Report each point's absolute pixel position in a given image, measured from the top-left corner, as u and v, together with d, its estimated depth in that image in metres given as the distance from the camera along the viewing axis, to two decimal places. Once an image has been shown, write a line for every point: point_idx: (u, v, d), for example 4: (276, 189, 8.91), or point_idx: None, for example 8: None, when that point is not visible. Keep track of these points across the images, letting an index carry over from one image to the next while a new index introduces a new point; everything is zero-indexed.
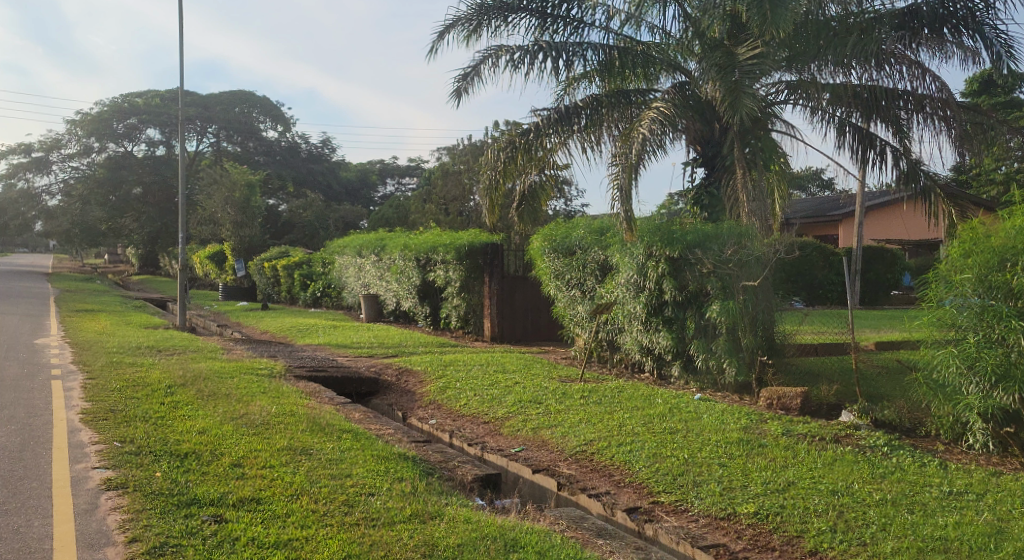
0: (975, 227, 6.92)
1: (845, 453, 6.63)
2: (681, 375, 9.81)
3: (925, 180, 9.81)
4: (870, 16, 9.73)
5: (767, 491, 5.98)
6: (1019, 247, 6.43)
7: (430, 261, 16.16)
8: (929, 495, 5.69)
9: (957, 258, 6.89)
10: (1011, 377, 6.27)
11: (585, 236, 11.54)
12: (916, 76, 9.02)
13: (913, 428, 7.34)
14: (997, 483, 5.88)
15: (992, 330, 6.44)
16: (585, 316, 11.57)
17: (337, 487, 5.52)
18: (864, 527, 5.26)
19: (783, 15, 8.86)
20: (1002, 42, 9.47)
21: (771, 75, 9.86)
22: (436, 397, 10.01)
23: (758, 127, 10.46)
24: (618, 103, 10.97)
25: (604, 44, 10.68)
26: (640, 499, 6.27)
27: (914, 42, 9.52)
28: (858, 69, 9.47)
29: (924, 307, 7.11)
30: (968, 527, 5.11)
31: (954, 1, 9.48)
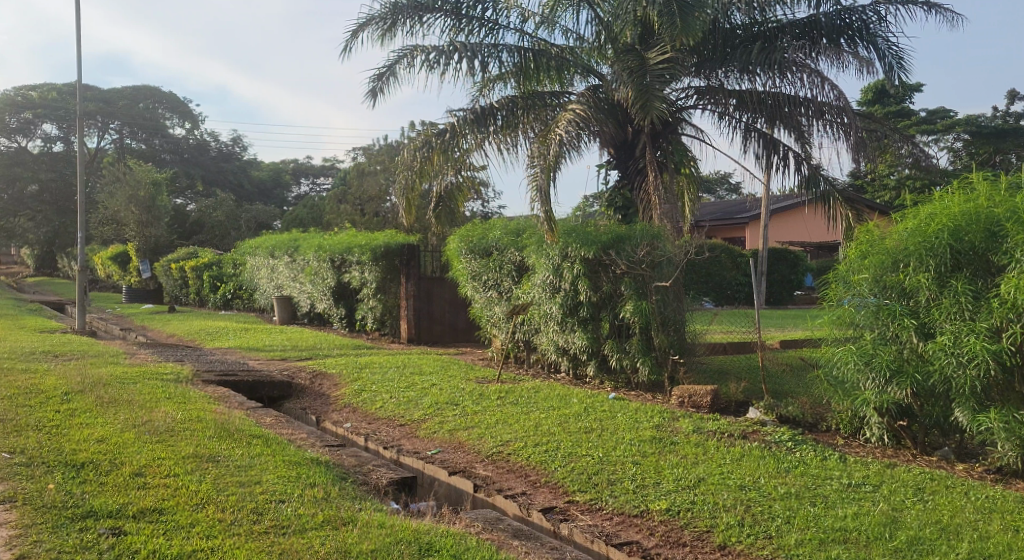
0: (871, 230, 7.21)
1: (752, 448, 6.84)
2: (596, 375, 9.96)
3: (824, 184, 10.24)
4: (773, 25, 10.14)
5: (679, 488, 6.11)
6: (910, 248, 6.59)
7: (344, 262, 15.93)
8: (830, 487, 5.92)
9: (855, 259, 7.17)
10: (903, 371, 6.54)
11: (501, 237, 11.59)
12: (815, 84, 9.34)
13: (815, 423, 7.64)
14: (892, 474, 6.16)
15: (887, 328, 6.69)
16: (501, 317, 11.61)
17: (245, 494, 5.38)
18: (770, 520, 5.43)
19: (692, 24, 9.14)
20: (895, 54, 9.87)
21: (680, 81, 10.13)
22: (351, 400, 9.87)
23: (670, 131, 10.76)
24: (534, 105, 11.02)
25: (520, 46, 10.71)
26: (555, 499, 6.32)
27: (813, 51, 9.48)
28: (762, 76, 9.76)
29: (825, 306, 7.41)
30: (866, 518, 5.34)
31: (850, 13, 9.93)
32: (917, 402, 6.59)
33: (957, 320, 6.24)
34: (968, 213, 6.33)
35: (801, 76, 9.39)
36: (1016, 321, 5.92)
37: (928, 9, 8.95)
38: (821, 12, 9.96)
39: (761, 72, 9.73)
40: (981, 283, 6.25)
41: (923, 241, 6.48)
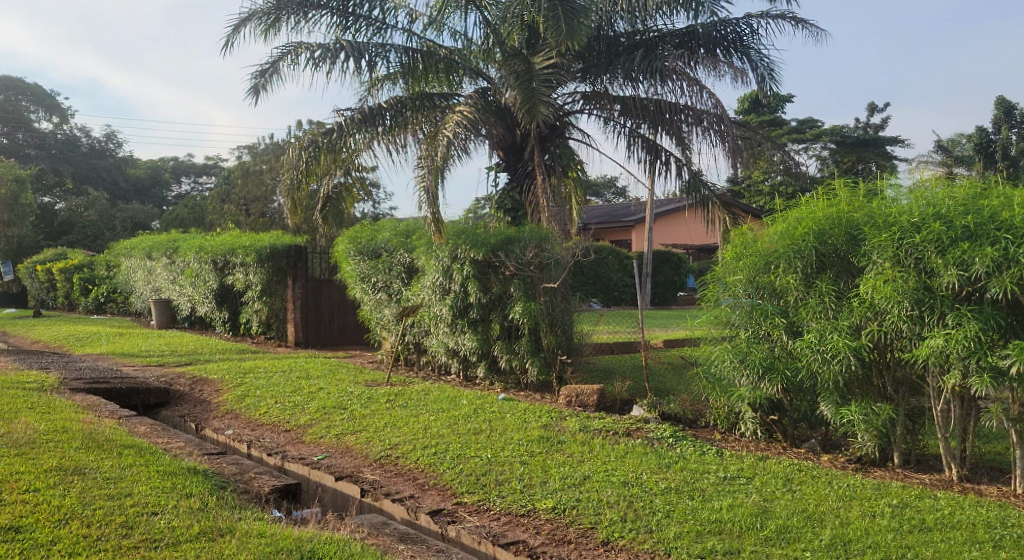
0: (745, 233, 7.54)
1: (635, 445, 7.03)
2: (486, 376, 10.01)
3: (705, 189, 10.63)
4: (655, 35, 10.47)
5: (565, 486, 6.22)
6: (780, 251, 6.87)
7: (227, 264, 15.42)
8: (708, 481, 6.16)
9: (731, 262, 7.48)
10: (775, 368, 6.87)
11: (390, 239, 11.49)
12: (694, 93, 9.69)
13: (695, 419, 7.92)
14: (764, 466, 6.46)
15: (760, 327, 7.01)
16: (391, 319, 11.50)
17: (114, 508, 5.12)
18: (650, 515, 5.59)
19: (575, 28, 9.30)
20: (766, 66, 10.37)
21: (566, 86, 10.32)
22: (233, 406, 9.56)
23: (557, 135, 10.93)
24: (423, 106, 10.98)
25: (407, 47, 10.63)
26: (443, 501, 6.31)
27: (692, 61, 9.81)
28: (645, 83, 10.05)
29: (704, 306, 7.70)
30: (739, 509, 5.56)
31: (725, 25, 10.34)
32: (788, 397, 6.96)
33: (822, 318, 6.49)
34: (832, 216, 6.53)
35: (680, 83, 9.72)
36: (874, 320, 6.14)
37: (796, 25, 9.43)
38: (698, 23, 10.33)
39: (643, 79, 10.02)
40: (844, 284, 6.51)
41: (791, 245, 6.73)
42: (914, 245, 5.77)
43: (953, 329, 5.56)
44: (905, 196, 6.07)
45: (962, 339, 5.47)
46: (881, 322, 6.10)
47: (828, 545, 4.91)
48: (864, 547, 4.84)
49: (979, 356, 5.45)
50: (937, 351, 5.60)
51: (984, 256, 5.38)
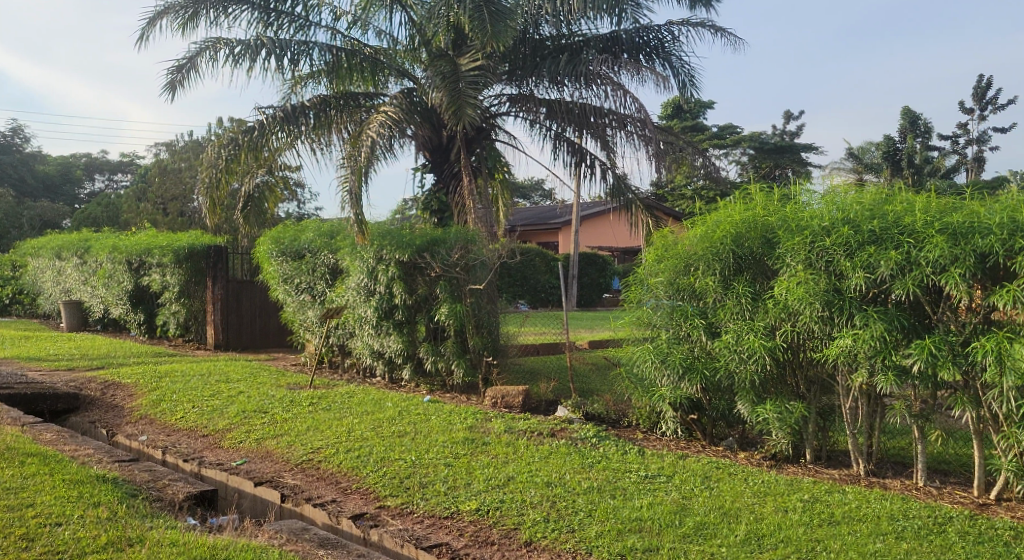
0: (666, 235, 7.68)
1: (559, 446, 7.08)
2: (411, 378, 9.93)
3: (630, 193, 10.81)
4: (579, 39, 10.59)
5: (489, 488, 6.21)
6: (699, 253, 7.02)
7: (142, 264, 14.93)
8: (629, 480, 6.24)
9: (652, 264, 7.61)
10: (694, 369, 7.01)
11: (314, 239, 11.30)
12: (618, 96, 9.83)
13: (617, 419, 8.03)
14: (684, 465, 6.59)
15: (680, 327, 7.15)
16: (314, 321, 11.31)
17: (14, 520, 4.89)
18: (573, 515, 5.62)
19: (501, 29, 9.33)
20: (687, 72, 10.57)
21: (492, 88, 10.35)
22: (148, 411, 9.25)
23: (483, 137, 10.92)
24: (347, 106, 10.84)
25: (331, 45, 10.44)
26: (366, 505, 6.22)
27: (616, 65, 9.95)
28: (570, 86, 10.15)
29: (627, 307, 7.81)
30: (659, 507, 5.65)
31: (647, 32, 10.52)
32: (706, 396, 7.11)
33: (739, 319, 6.66)
34: (748, 220, 6.69)
35: (605, 87, 9.85)
36: (788, 321, 6.33)
37: (715, 32, 9.66)
38: (622, 29, 10.48)
39: (568, 82, 10.12)
40: (760, 286, 6.68)
41: (710, 247, 6.86)
42: (824, 248, 5.96)
43: (861, 328, 5.75)
44: (817, 201, 6.24)
45: (869, 339, 5.66)
46: (794, 322, 6.28)
47: (743, 540, 4.99)
48: (777, 541, 4.94)
49: (885, 355, 5.65)
50: (847, 351, 5.79)
51: (889, 259, 5.57)
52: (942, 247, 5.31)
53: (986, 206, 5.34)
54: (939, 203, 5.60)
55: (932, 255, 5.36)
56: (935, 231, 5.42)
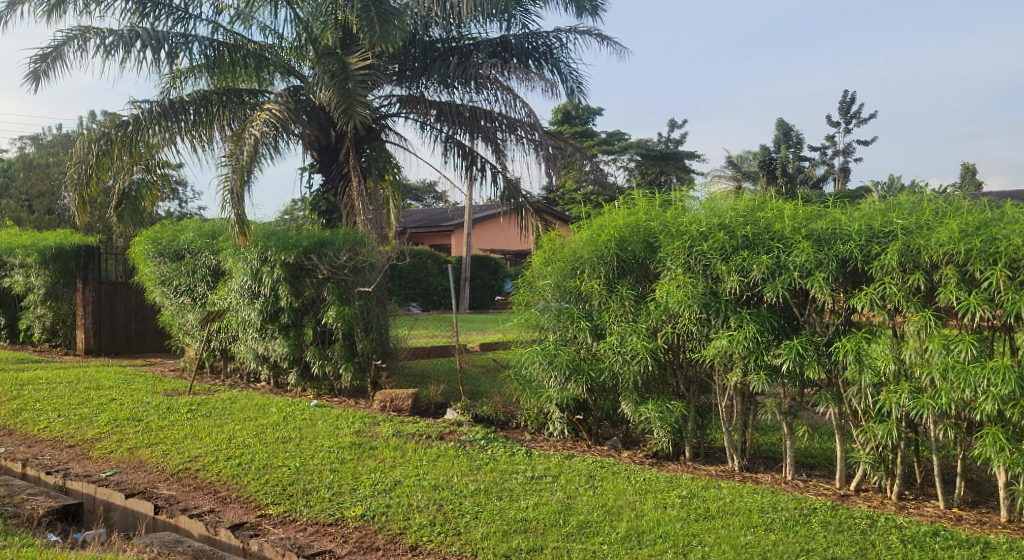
0: (554, 238, 7.79)
1: (447, 449, 7.05)
2: (297, 383, 9.69)
3: (522, 197, 10.94)
4: (469, 42, 10.60)
5: (375, 492, 6.11)
6: (584, 257, 7.14)
7: (4, 265, 13.99)
8: (516, 481, 6.26)
9: (540, 266, 7.69)
10: (581, 370, 7.13)
11: (194, 240, 10.88)
12: (508, 101, 9.91)
13: (506, 420, 8.07)
14: (570, 465, 6.67)
15: (567, 329, 7.26)
16: (195, 324, 10.88)
17: None
18: (459, 517, 5.57)
19: (389, 30, 9.25)
20: (575, 78, 10.72)
21: (382, 88, 10.25)
22: (8, 421, 8.66)
23: (373, 137, 10.78)
24: (230, 102, 10.47)
25: (212, 38, 10.09)
26: (246, 514, 6.00)
27: (505, 70, 10.02)
28: (460, 89, 10.17)
29: (516, 309, 7.87)
30: (544, 507, 5.66)
31: (536, 38, 10.62)
32: (592, 396, 7.25)
33: (623, 321, 6.81)
34: (631, 224, 6.85)
35: (495, 91, 9.91)
36: (668, 322, 6.51)
37: (601, 41, 9.87)
38: (511, 34, 10.57)
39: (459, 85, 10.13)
40: (642, 288, 6.85)
41: (595, 250, 6.99)
42: (702, 252, 6.17)
43: (736, 329, 6.00)
44: (700, 206, 6.46)
45: (743, 339, 5.90)
46: (674, 324, 6.47)
47: (624, 537, 5.09)
48: (656, 537, 5.07)
49: (757, 355, 5.91)
50: (723, 351, 6.02)
51: (761, 263, 5.81)
52: (808, 252, 5.58)
53: (846, 214, 5.66)
54: (804, 210, 5.92)
55: (799, 260, 5.62)
56: (802, 237, 5.70)
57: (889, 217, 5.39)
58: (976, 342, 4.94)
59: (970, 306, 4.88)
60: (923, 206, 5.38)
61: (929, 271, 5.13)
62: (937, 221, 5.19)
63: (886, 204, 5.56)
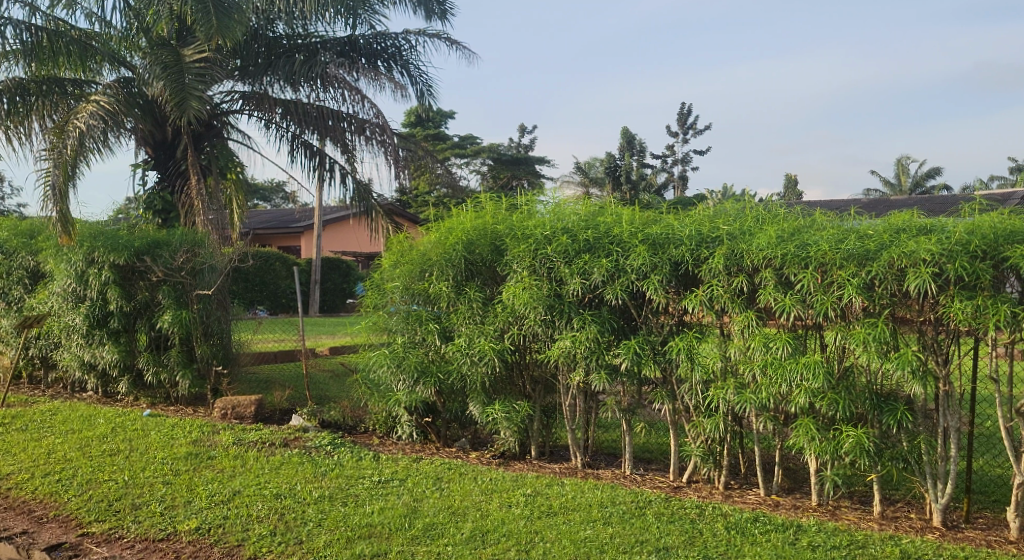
0: (403, 240, 7.74)
1: (291, 456, 6.85)
2: (128, 392, 9.14)
3: (373, 200, 10.83)
4: (316, 40, 10.38)
5: (212, 504, 5.85)
6: (432, 259, 7.13)
7: None
8: (362, 485, 6.16)
9: (389, 268, 7.62)
10: (429, 372, 7.12)
11: (9, 239, 10.05)
12: (355, 101, 9.79)
13: (354, 425, 7.92)
14: (417, 467, 6.64)
15: (415, 332, 7.24)
16: (10, 330, 10.03)
17: None
18: (301, 525, 5.41)
19: (229, 23, 8.95)
20: (425, 82, 10.71)
21: (222, 83, 9.88)
22: None
23: (213, 134, 10.34)
24: (51, 93, 9.75)
25: (30, 23, 9.35)
26: (65, 534, 5.60)
27: (353, 70, 9.89)
28: (306, 87, 9.94)
29: (364, 312, 7.77)
30: (390, 511, 5.59)
31: (385, 39, 10.54)
32: (440, 399, 7.27)
33: (470, 323, 6.87)
34: (479, 227, 6.92)
35: (342, 91, 9.76)
36: (514, 324, 6.63)
37: (450, 45, 9.92)
38: (358, 33, 10.44)
39: (304, 84, 9.91)
40: (490, 291, 6.93)
41: (444, 252, 7.00)
42: (546, 256, 6.32)
43: (578, 330, 6.18)
44: (546, 211, 6.61)
45: (585, 340, 6.10)
46: (520, 326, 6.59)
47: (468, 538, 5.13)
48: (499, 536, 5.13)
49: (598, 355, 6.13)
50: (566, 351, 6.21)
51: (601, 266, 6.02)
52: (644, 256, 5.83)
53: (679, 220, 5.97)
54: (641, 215, 6.21)
55: (636, 262, 5.87)
56: (639, 241, 5.95)
57: (716, 223, 5.74)
58: (792, 340, 5.33)
59: (786, 306, 5.24)
60: (745, 213, 5.76)
61: (751, 275, 5.49)
62: (758, 228, 5.57)
63: (715, 211, 5.90)
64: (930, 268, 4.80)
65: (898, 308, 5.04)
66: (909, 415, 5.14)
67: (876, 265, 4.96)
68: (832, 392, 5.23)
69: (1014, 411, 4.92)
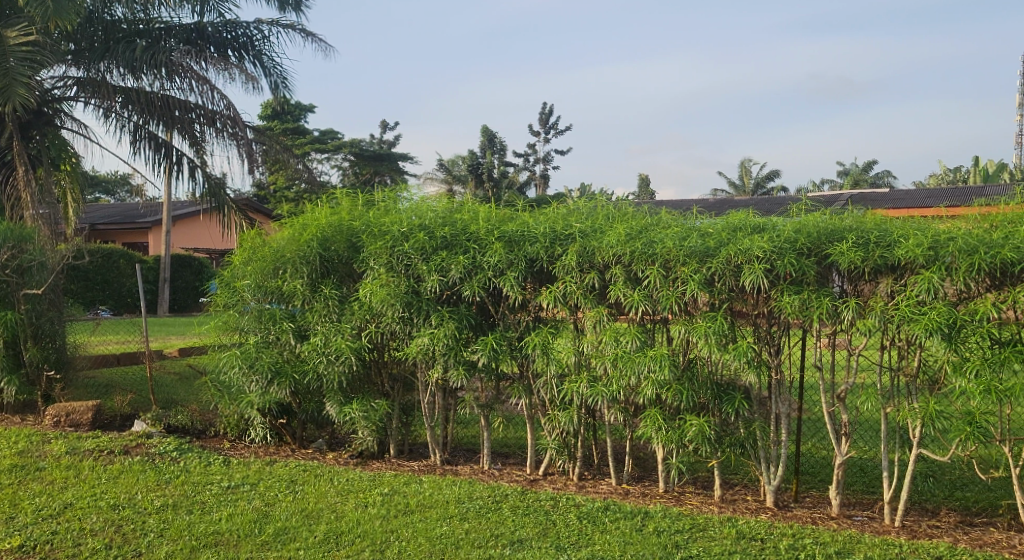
0: (254, 236, 7.45)
1: (132, 463, 6.48)
2: None
3: (227, 197, 10.35)
4: (159, 25, 9.86)
5: (39, 519, 5.44)
6: (286, 256, 6.90)
7: None
8: (209, 492, 5.89)
9: (239, 265, 7.32)
10: (283, 373, 6.90)
11: None
12: (204, 92, 9.38)
13: (203, 429, 7.57)
14: (269, 471, 6.42)
15: (268, 331, 7.02)
16: None
17: None
18: (141, 537, 5.13)
19: (60, 3, 8.36)
20: (279, 73, 10.38)
21: (53, 68, 9.20)
22: None
23: (43, 121, 9.61)
24: None
25: None
26: None
27: (200, 59, 9.48)
28: (149, 75, 9.42)
29: (213, 311, 7.44)
30: (238, 517, 5.39)
31: (235, 28, 10.15)
32: (295, 400, 7.07)
33: (327, 322, 6.71)
34: (334, 224, 6.77)
35: (188, 80, 9.33)
36: (372, 322, 6.54)
37: (305, 37, 9.66)
38: (206, 21, 10.01)
39: (147, 71, 9.38)
40: (346, 288, 6.78)
41: (297, 250, 6.78)
42: (403, 252, 6.27)
43: (436, 327, 6.17)
44: (406, 207, 6.55)
45: (443, 337, 6.09)
46: (378, 324, 6.52)
47: (321, 540, 5.02)
48: (353, 537, 5.05)
49: (456, 352, 6.14)
50: (424, 349, 6.19)
51: (458, 263, 6.03)
52: (500, 253, 5.90)
53: (534, 217, 6.06)
54: (498, 213, 6.25)
55: (492, 260, 5.92)
56: (495, 238, 6.01)
57: (569, 221, 5.87)
58: (640, 334, 5.55)
59: (634, 302, 5.44)
60: (597, 212, 5.91)
61: (602, 271, 5.64)
62: (607, 226, 5.74)
63: (567, 209, 6.02)
64: (763, 264, 5.10)
65: (735, 302, 5.33)
66: (746, 403, 5.46)
67: (716, 262, 5.23)
68: (677, 383, 5.47)
69: (836, 397, 5.29)
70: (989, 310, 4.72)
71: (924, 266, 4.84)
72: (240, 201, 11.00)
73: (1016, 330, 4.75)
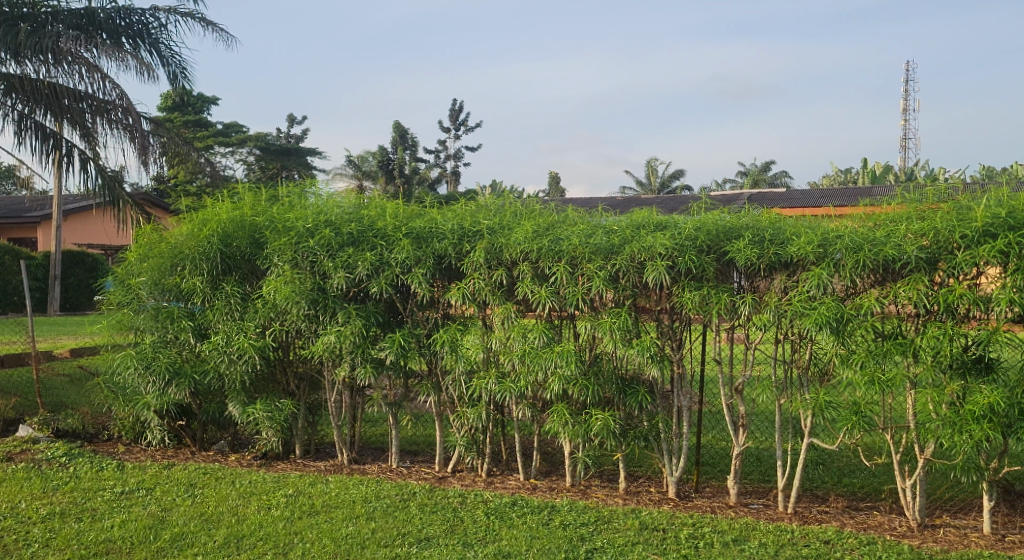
0: (150, 231, 7.16)
1: (16, 471, 6.13)
2: None
3: (122, 191, 9.90)
4: (46, 10, 9.37)
5: None
6: (184, 252, 6.66)
7: None
8: (100, 498, 5.64)
9: (134, 262, 7.03)
10: (182, 374, 6.66)
11: None
12: (95, 80, 8.95)
13: (96, 433, 7.23)
14: (167, 475, 6.19)
15: (165, 330, 6.76)
16: None
17: None
18: (24, 548, 4.86)
19: None
20: (178, 62, 10.01)
21: None
22: None
23: None
24: None
25: None
26: None
27: (91, 46, 9.05)
28: (34, 62, 8.93)
29: (106, 309, 7.11)
30: (132, 524, 5.17)
31: (129, 14, 9.74)
32: (195, 401, 6.84)
33: (228, 320, 6.52)
34: (235, 219, 6.58)
35: (78, 67, 8.89)
36: (275, 320, 6.38)
37: (205, 26, 9.35)
38: (97, 7, 9.57)
39: (33, 57, 8.89)
40: (249, 286, 6.60)
41: (197, 246, 6.56)
42: (308, 248, 6.14)
43: (342, 325, 6.07)
44: (313, 202, 6.41)
45: (349, 334, 6.00)
46: (282, 322, 6.37)
47: (220, 545, 4.88)
48: (255, 540, 4.92)
49: (363, 349, 6.06)
50: (330, 347, 6.09)
51: (365, 260, 5.95)
52: (408, 249, 5.85)
53: (441, 214, 6.02)
54: (405, 209, 6.20)
55: (400, 256, 5.86)
56: (402, 235, 5.95)
57: (477, 217, 5.87)
58: (547, 330, 5.60)
59: (541, 298, 5.49)
60: (505, 209, 5.93)
61: (509, 268, 5.67)
62: (515, 223, 5.76)
63: (475, 205, 6.02)
64: (665, 261, 5.22)
65: (639, 298, 5.44)
66: (649, 397, 5.59)
67: (620, 259, 5.32)
68: (583, 378, 5.54)
69: (734, 390, 5.47)
70: (874, 305, 4.95)
71: (815, 263, 5.06)
72: (137, 195, 10.55)
73: (898, 323, 4.99)
